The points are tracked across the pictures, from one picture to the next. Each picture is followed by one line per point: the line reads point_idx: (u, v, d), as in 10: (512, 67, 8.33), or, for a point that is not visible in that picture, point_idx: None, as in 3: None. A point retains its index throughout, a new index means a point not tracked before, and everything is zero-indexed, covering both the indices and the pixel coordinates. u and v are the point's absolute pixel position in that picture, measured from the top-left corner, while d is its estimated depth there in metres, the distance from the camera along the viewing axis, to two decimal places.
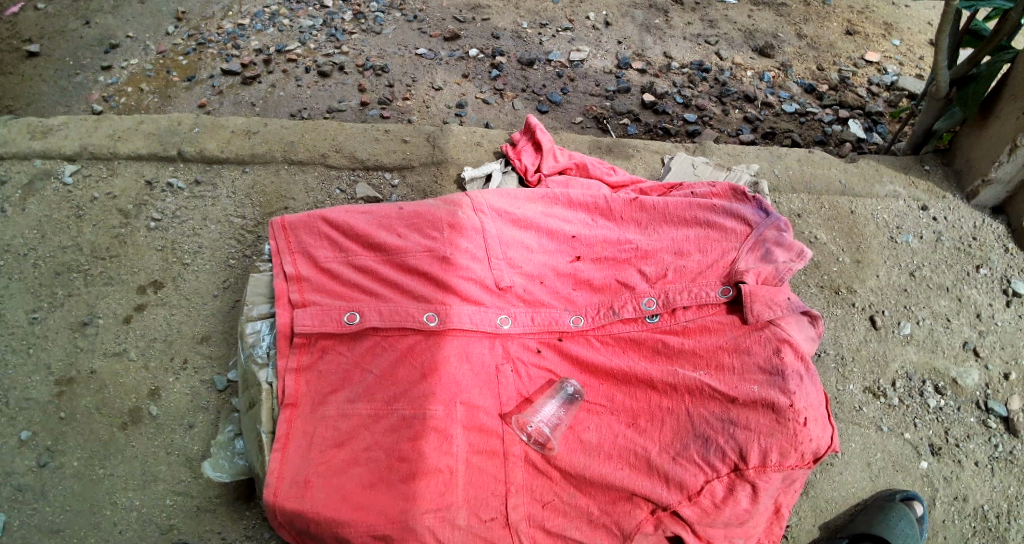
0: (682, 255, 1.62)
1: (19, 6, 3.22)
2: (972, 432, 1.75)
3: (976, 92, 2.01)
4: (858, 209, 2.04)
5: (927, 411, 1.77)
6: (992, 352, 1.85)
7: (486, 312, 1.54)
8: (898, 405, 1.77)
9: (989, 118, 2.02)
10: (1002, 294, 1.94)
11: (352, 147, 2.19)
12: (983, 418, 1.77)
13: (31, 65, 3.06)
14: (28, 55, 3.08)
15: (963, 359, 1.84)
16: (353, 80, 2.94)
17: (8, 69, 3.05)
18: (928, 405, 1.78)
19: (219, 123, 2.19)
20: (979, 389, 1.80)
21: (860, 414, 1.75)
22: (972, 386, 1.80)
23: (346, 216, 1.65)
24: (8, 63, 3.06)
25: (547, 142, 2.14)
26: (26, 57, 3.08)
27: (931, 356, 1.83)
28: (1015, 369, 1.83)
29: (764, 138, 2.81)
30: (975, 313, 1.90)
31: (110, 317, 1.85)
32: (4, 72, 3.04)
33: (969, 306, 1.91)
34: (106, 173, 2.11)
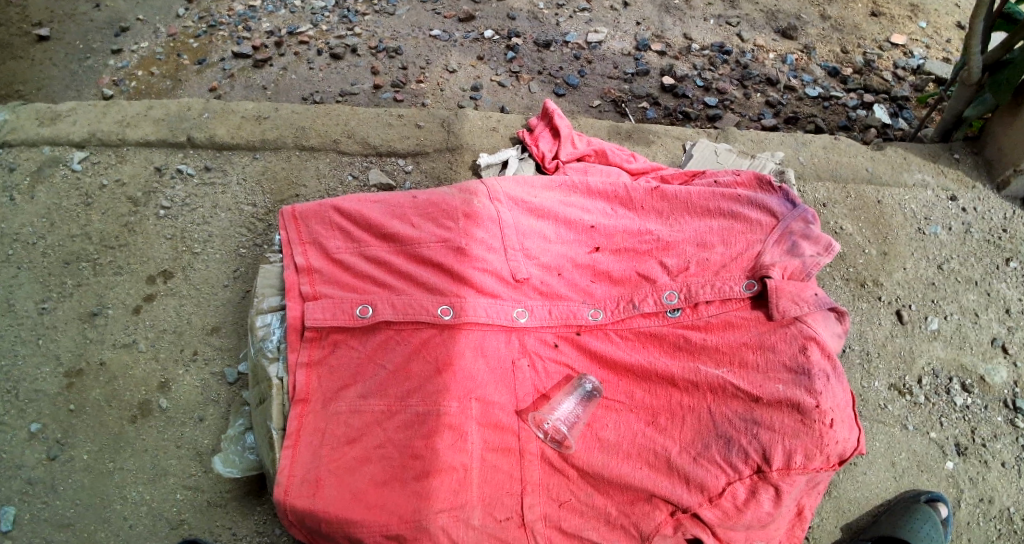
0: (705, 247, 1.57)
1: None
2: (1000, 432, 1.70)
3: (1010, 78, 1.89)
4: (885, 199, 1.98)
5: (953, 410, 1.71)
6: (1022, 349, 1.79)
7: (502, 305, 1.50)
8: (925, 403, 1.72)
9: None
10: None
11: (364, 133, 2.14)
12: (1011, 418, 1.71)
13: (42, 48, 3.03)
14: (39, 38, 3.04)
15: (991, 356, 1.78)
16: (366, 62, 2.89)
17: (18, 53, 3.02)
18: (954, 403, 1.72)
19: (228, 108, 2.15)
20: (1008, 388, 1.74)
21: (885, 412, 1.70)
22: (1001, 384, 1.75)
23: (359, 205, 1.61)
24: (19, 47, 3.03)
25: (565, 128, 2.08)
26: (37, 41, 3.05)
27: (959, 352, 1.77)
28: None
29: (786, 122, 2.73)
30: (1004, 308, 1.84)
31: (120, 307, 1.82)
32: (15, 56, 3.00)
33: (998, 301, 1.85)
34: (116, 160, 2.07)
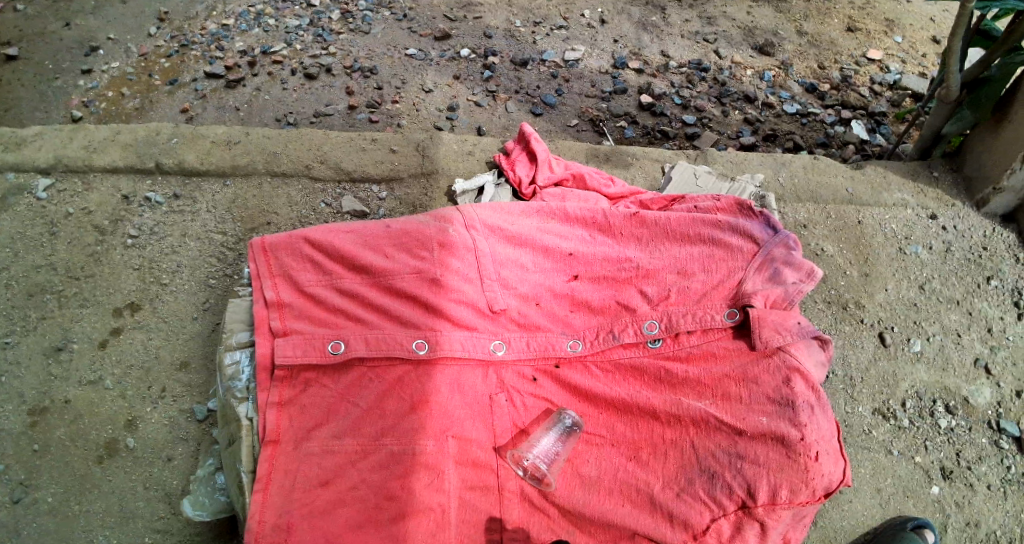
0: (686, 275, 1.54)
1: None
2: (984, 454, 1.68)
3: (989, 95, 1.93)
4: (865, 219, 1.97)
5: (938, 433, 1.70)
6: (1005, 369, 1.78)
7: (479, 338, 1.47)
8: (909, 427, 1.70)
9: (1003, 121, 1.94)
10: (1014, 306, 1.87)
11: (337, 157, 2.10)
12: (995, 439, 1.70)
13: (10, 69, 2.96)
14: (6, 58, 2.97)
15: (974, 377, 1.76)
16: (341, 82, 2.85)
17: None
18: (939, 426, 1.71)
19: (198, 133, 2.10)
20: (991, 408, 1.73)
21: (869, 438, 1.68)
22: (984, 405, 1.73)
23: (330, 235, 1.57)
24: None
25: (542, 152, 2.06)
26: (4, 62, 2.97)
27: (942, 374, 1.76)
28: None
29: (765, 140, 2.73)
30: (986, 327, 1.83)
31: (85, 341, 1.76)
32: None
33: (980, 320, 1.84)
34: (82, 188, 2.01)
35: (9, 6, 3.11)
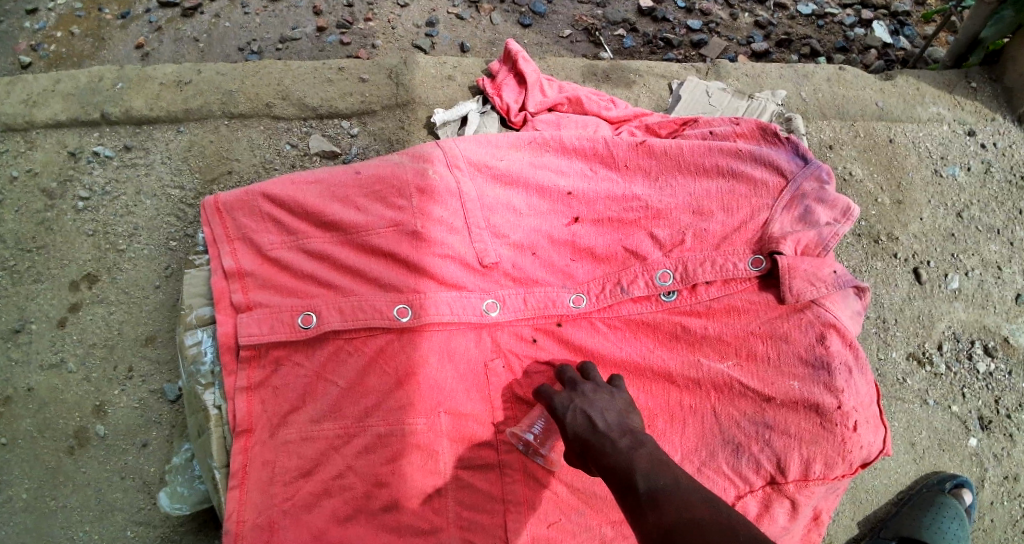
0: (702, 215, 1.36)
1: None
2: None
3: None
4: (896, 138, 1.76)
5: (976, 378, 1.57)
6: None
7: (469, 299, 1.31)
8: (946, 374, 1.57)
9: None
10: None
11: (301, 92, 1.88)
12: None
13: None
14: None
15: (1015, 315, 1.63)
16: (307, 1, 2.58)
17: None
18: (977, 371, 1.58)
19: (145, 74, 1.88)
20: None
21: (904, 387, 1.55)
22: None
23: (292, 188, 1.38)
24: None
25: (532, 73, 1.83)
26: None
27: (981, 313, 1.62)
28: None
29: (778, 46, 2.48)
30: None
31: (43, 320, 1.60)
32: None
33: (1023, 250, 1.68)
34: (24, 146, 1.81)
35: None
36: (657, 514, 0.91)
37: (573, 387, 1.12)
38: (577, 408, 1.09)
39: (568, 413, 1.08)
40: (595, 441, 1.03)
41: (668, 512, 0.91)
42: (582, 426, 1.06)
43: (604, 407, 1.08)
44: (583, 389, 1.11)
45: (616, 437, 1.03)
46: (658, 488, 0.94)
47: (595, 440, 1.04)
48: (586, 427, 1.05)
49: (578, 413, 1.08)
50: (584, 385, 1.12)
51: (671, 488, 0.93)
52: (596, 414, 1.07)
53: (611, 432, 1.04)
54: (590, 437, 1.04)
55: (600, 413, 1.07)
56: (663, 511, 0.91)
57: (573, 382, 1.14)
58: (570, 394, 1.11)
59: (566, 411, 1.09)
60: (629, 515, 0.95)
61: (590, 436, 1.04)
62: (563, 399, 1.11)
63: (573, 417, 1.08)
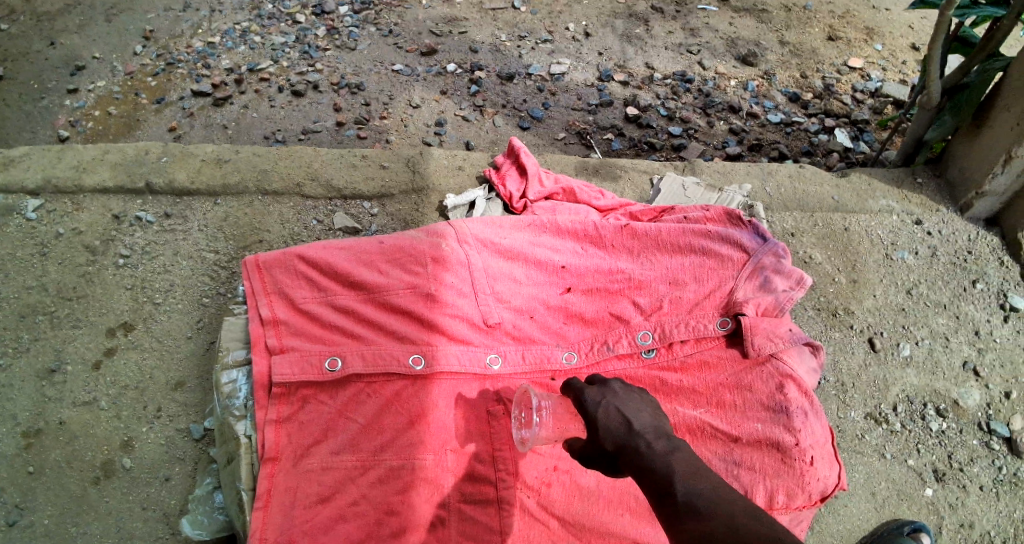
0: (677, 285, 1.57)
1: None
2: (975, 456, 1.74)
3: (970, 99, 2.02)
4: (852, 226, 2.02)
5: (929, 435, 1.76)
6: (992, 371, 1.83)
7: (475, 352, 1.49)
8: (901, 430, 1.76)
9: (982, 127, 2.02)
10: (999, 309, 1.92)
11: (328, 175, 2.11)
12: (986, 440, 1.76)
13: None
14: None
15: (963, 380, 1.82)
16: (328, 99, 2.91)
17: None
18: (930, 429, 1.76)
19: (188, 152, 2.11)
20: (980, 410, 1.79)
21: (862, 443, 1.73)
22: (973, 407, 1.79)
23: (324, 252, 1.59)
24: None
25: (532, 166, 2.09)
26: None
27: (931, 378, 1.82)
28: (1016, 387, 1.81)
29: (750, 150, 2.78)
30: (973, 330, 1.89)
31: (79, 362, 1.75)
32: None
33: (967, 324, 1.89)
34: (72, 208, 2.01)
35: None
36: (696, 520, 1.02)
37: (602, 387, 1.25)
38: (609, 407, 1.21)
39: (601, 412, 1.20)
40: (631, 440, 1.15)
41: (707, 518, 1.01)
42: (618, 425, 1.18)
43: (636, 410, 1.20)
44: (614, 389, 1.24)
45: (651, 439, 1.14)
46: (695, 493, 1.05)
47: (630, 440, 1.15)
48: (620, 428, 1.17)
49: (612, 411, 1.20)
50: (615, 387, 1.25)
51: (708, 494, 1.04)
52: (629, 416, 1.19)
53: (646, 434, 1.15)
54: (625, 437, 1.16)
55: (632, 413, 1.19)
56: (701, 517, 1.02)
57: (604, 384, 1.26)
58: (603, 393, 1.24)
59: (599, 408, 1.21)
60: (666, 516, 1.06)
61: (626, 436, 1.16)
62: (596, 398, 1.23)
63: (606, 416, 1.19)
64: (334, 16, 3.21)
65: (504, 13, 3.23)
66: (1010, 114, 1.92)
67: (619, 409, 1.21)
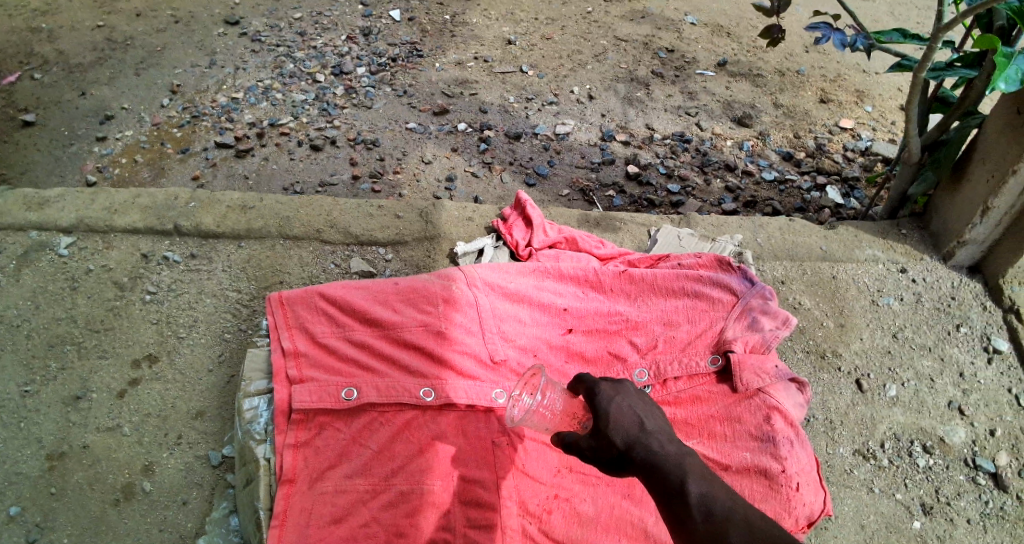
0: (671, 326, 1.68)
1: (16, 75, 3.49)
2: (962, 490, 1.81)
3: (948, 155, 2.17)
4: (839, 274, 2.16)
5: (917, 471, 1.83)
6: (977, 410, 1.93)
7: (481, 386, 1.58)
8: (889, 466, 1.83)
9: (961, 182, 2.15)
10: (984, 351, 2.04)
11: (346, 223, 2.25)
12: (972, 476, 1.83)
13: (26, 134, 3.26)
14: (23, 122, 3.29)
15: (948, 418, 1.92)
16: (345, 154, 3.07)
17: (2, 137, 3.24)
18: (917, 464, 1.84)
19: (214, 198, 2.26)
20: (966, 447, 1.87)
21: (850, 477, 1.81)
22: (959, 444, 1.87)
23: (344, 291, 1.71)
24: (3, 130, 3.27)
25: (537, 217, 2.22)
26: (21, 126, 3.28)
27: (917, 416, 1.91)
28: (1000, 425, 1.91)
29: (745, 206, 2.92)
30: (958, 372, 2.00)
31: (104, 390, 1.85)
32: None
33: (952, 366, 2.00)
34: (102, 246, 2.15)
35: (27, 75, 3.50)
36: (710, 523, 1.15)
37: (616, 383, 1.33)
38: (622, 403, 1.29)
39: (614, 407, 1.28)
40: (643, 439, 1.25)
41: (720, 522, 1.14)
42: (631, 423, 1.26)
43: (646, 409, 1.29)
44: (625, 388, 1.32)
45: (663, 441, 1.24)
46: (708, 497, 1.17)
47: (643, 439, 1.25)
48: (634, 426, 1.26)
49: (625, 409, 1.28)
50: (626, 385, 1.33)
51: (720, 499, 1.17)
52: (641, 415, 1.28)
53: (658, 435, 1.25)
54: (638, 435, 1.25)
55: (643, 413, 1.29)
56: (715, 522, 1.14)
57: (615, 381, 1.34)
58: (615, 389, 1.31)
59: (613, 405, 1.28)
60: (676, 515, 1.18)
61: (639, 435, 1.25)
62: (609, 394, 1.30)
63: (620, 413, 1.27)
64: (352, 77, 3.43)
65: (512, 77, 3.44)
66: (986, 167, 2.05)
67: (630, 407, 1.29)
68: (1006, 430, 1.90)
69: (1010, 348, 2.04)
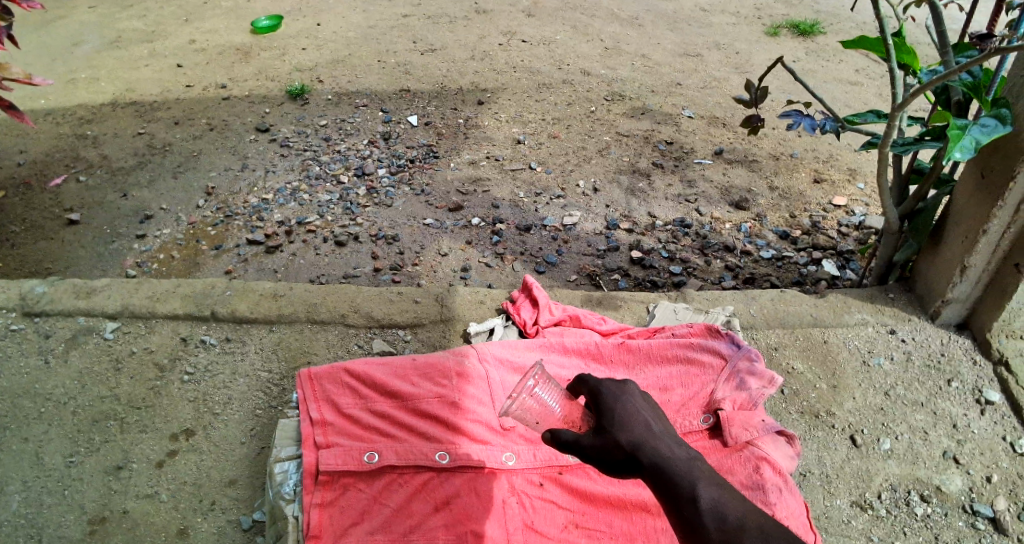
0: (666, 390, 1.85)
1: (63, 180, 3.88)
2: (962, 536, 1.87)
3: (925, 223, 2.33)
4: (830, 339, 2.31)
5: (914, 519, 1.90)
6: (972, 459, 2.02)
7: (492, 450, 1.72)
8: (887, 516, 1.91)
9: (941, 244, 2.31)
10: (976, 403, 2.15)
11: (369, 308, 2.45)
12: (971, 521, 1.90)
13: (71, 232, 3.55)
14: (69, 222, 3.60)
15: (944, 468, 2.01)
16: (367, 249, 3.31)
17: (50, 236, 3.54)
18: (915, 513, 1.91)
19: (249, 287, 2.48)
20: (964, 494, 1.95)
21: (849, 527, 1.89)
22: (956, 491, 1.95)
23: (367, 367, 1.89)
24: (50, 230, 3.57)
25: (543, 298, 2.41)
26: (67, 225, 3.59)
27: (913, 467, 2.01)
28: (996, 471, 1.99)
29: (745, 283, 3.08)
30: (951, 423, 2.10)
31: (143, 461, 2.00)
32: (47, 237, 3.53)
33: (944, 418, 2.11)
34: (145, 330, 2.37)
35: (74, 179, 3.88)
36: (723, 528, 1.22)
37: (622, 391, 1.41)
38: (630, 410, 1.37)
39: (623, 413, 1.37)
40: (651, 444, 1.33)
41: (732, 525, 1.22)
42: (639, 429, 1.35)
43: (652, 417, 1.39)
44: (632, 396, 1.41)
45: (670, 447, 1.33)
46: (720, 503, 1.25)
47: (651, 444, 1.33)
48: (642, 429, 1.34)
49: (631, 415, 1.37)
50: (633, 393, 1.42)
51: (731, 503, 1.25)
52: (648, 421, 1.37)
53: (665, 441, 1.34)
54: (646, 440, 1.33)
55: (650, 418, 1.38)
56: (728, 527, 1.22)
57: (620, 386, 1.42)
58: (621, 397, 1.40)
59: (620, 411, 1.37)
60: (686, 520, 1.25)
61: (647, 440, 1.33)
62: (616, 400, 1.39)
63: (628, 419, 1.36)
64: (374, 178, 3.73)
65: (522, 174, 3.73)
66: (960, 228, 2.22)
67: (638, 413, 1.38)
68: (1002, 476, 1.98)
69: (1002, 399, 2.15)
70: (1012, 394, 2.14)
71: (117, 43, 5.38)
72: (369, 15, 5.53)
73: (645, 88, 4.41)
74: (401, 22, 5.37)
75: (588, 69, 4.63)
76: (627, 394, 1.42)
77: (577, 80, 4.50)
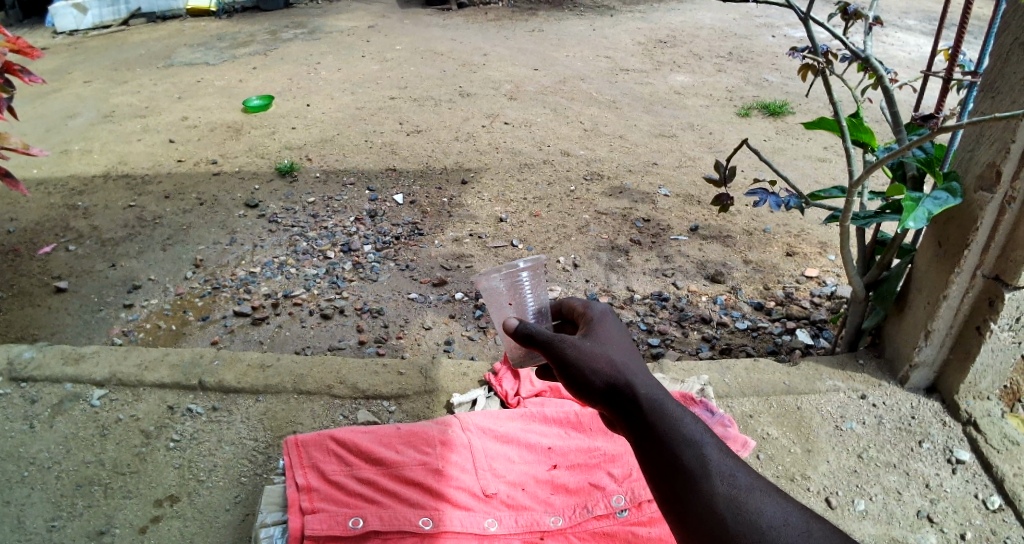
0: None
1: (53, 248, 3.95)
2: None
3: (890, 288, 2.45)
4: (803, 405, 2.40)
5: None
6: (946, 517, 2.08)
7: (474, 516, 1.78)
8: None
9: (904, 312, 2.45)
10: (947, 463, 2.22)
11: (354, 379, 2.49)
12: None
13: (58, 298, 3.60)
14: (56, 289, 3.65)
15: (918, 526, 2.06)
16: (352, 321, 3.38)
17: (37, 302, 3.58)
18: None
19: (237, 357, 2.54)
20: None
21: None
22: None
23: (352, 434, 1.94)
24: (37, 297, 3.62)
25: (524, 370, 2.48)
26: (54, 292, 3.64)
27: (888, 527, 2.06)
28: (970, 528, 2.05)
29: (721, 353, 3.17)
30: (924, 483, 2.17)
31: (126, 526, 2.01)
32: (33, 304, 3.57)
33: (917, 478, 2.18)
34: (132, 398, 2.40)
35: (63, 248, 3.95)
36: (725, 481, 1.32)
37: (613, 335, 1.50)
38: (625, 353, 1.47)
39: (620, 353, 1.45)
40: (647, 387, 1.41)
41: (733, 479, 1.33)
42: (635, 370, 1.43)
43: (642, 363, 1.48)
44: (624, 340, 1.50)
45: (664, 392, 1.42)
46: (720, 457, 1.35)
47: (647, 385, 1.41)
48: (639, 367, 1.44)
49: (624, 356, 1.46)
50: (625, 339, 1.52)
51: (728, 457, 1.36)
52: (642, 366, 1.46)
53: (660, 387, 1.43)
54: (642, 380, 1.42)
55: (641, 362, 1.48)
56: (731, 483, 1.32)
57: (612, 331, 1.52)
58: (613, 339, 1.49)
59: (612, 352, 1.46)
60: (687, 465, 1.34)
61: (642, 381, 1.42)
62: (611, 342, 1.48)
63: (623, 358, 1.45)
64: (360, 253, 3.85)
65: (504, 250, 3.86)
66: (922, 295, 2.35)
67: (632, 358, 1.47)
68: (976, 533, 2.04)
69: (972, 458, 2.23)
70: (982, 452, 2.22)
71: (110, 117, 5.56)
72: (358, 97, 5.79)
73: (623, 168, 4.63)
74: (389, 104, 5.62)
75: (567, 149, 4.86)
76: (618, 338, 1.51)
77: (557, 160, 4.72)
